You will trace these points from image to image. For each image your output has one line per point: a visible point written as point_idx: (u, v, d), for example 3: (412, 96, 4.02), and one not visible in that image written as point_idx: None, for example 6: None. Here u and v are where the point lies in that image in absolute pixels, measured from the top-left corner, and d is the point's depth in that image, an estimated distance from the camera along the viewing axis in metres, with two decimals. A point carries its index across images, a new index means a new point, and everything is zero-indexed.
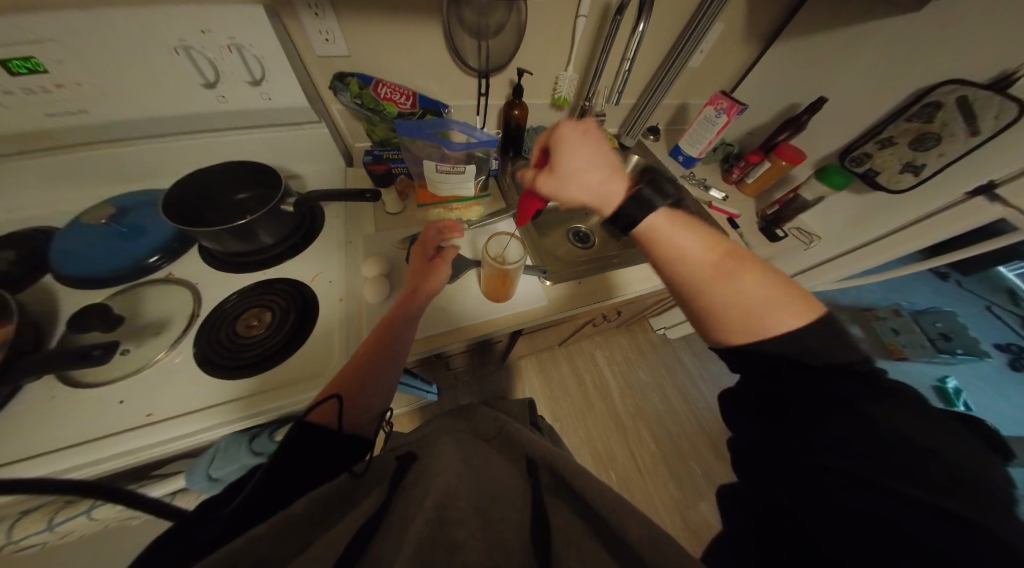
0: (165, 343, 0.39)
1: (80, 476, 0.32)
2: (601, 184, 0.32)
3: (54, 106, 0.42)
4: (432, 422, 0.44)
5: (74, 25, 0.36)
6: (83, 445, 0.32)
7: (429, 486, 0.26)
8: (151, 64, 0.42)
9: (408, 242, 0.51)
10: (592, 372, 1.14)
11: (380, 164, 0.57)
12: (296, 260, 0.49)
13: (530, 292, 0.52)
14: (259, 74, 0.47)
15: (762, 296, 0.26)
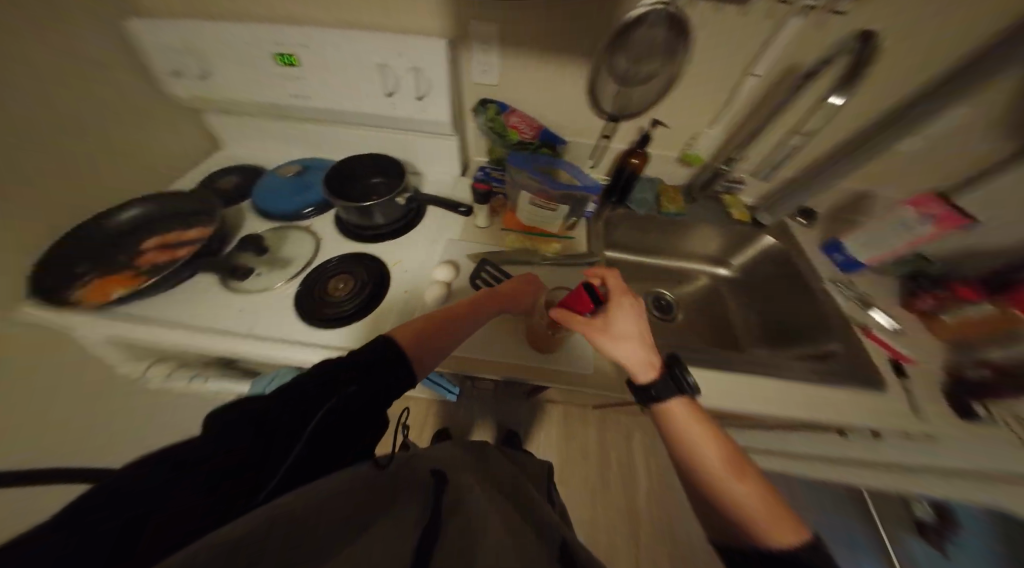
0: (283, 277, 0.50)
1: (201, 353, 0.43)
2: (634, 348, 0.34)
3: (293, 91, 0.58)
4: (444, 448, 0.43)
5: (323, 38, 0.51)
6: (212, 332, 0.43)
7: (463, 511, 0.26)
8: (357, 73, 0.55)
9: (480, 261, 0.53)
10: (623, 455, 0.98)
11: (482, 184, 0.59)
12: (391, 244, 0.56)
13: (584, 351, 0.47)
14: (422, 94, 0.56)
15: (734, 492, 0.25)
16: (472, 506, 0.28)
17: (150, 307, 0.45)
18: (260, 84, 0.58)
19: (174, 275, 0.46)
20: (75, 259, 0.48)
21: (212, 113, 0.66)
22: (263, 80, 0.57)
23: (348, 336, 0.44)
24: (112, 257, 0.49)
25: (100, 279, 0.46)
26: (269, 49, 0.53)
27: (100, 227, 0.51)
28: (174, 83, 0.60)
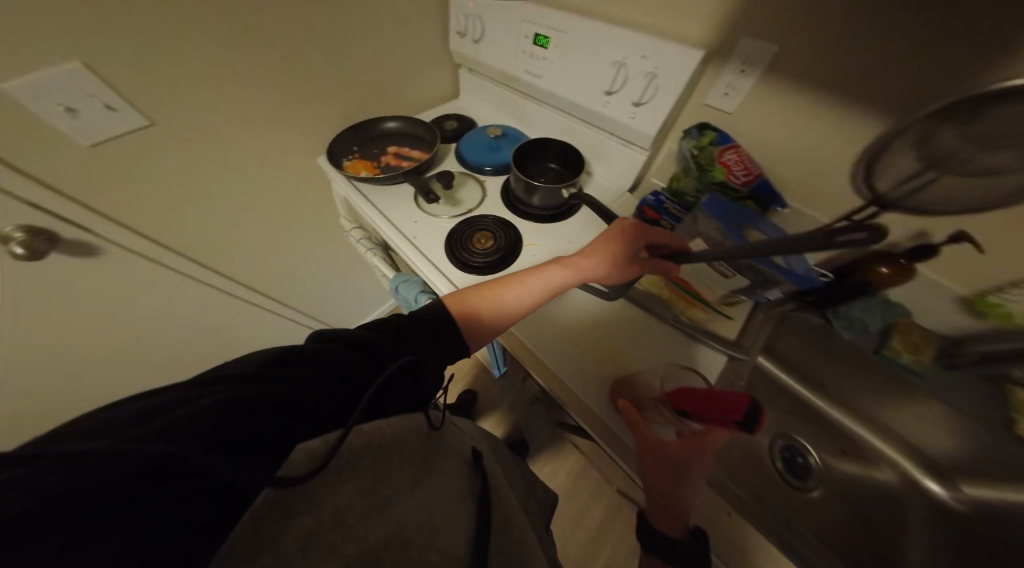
0: (449, 212, 0.60)
1: (383, 237, 0.59)
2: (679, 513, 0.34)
3: (530, 68, 0.64)
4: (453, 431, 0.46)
5: (581, 27, 0.53)
6: (394, 228, 0.58)
7: (449, 513, 0.30)
8: (591, 64, 0.55)
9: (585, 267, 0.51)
10: (617, 549, 0.90)
11: (652, 211, 0.56)
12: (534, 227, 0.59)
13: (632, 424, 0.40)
14: (642, 102, 0.52)
15: None
16: (455, 501, 0.32)
17: (371, 194, 0.63)
18: (509, 56, 0.66)
19: (391, 179, 0.63)
20: (353, 142, 0.70)
21: (467, 69, 0.81)
22: (514, 53, 0.65)
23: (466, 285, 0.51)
24: (370, 150, 0.71)
25: (357, 161, 0.67)
26: (534, 28, 0.60)
27: (374, 127, 0.73)
28: (456, 41, 0.75)
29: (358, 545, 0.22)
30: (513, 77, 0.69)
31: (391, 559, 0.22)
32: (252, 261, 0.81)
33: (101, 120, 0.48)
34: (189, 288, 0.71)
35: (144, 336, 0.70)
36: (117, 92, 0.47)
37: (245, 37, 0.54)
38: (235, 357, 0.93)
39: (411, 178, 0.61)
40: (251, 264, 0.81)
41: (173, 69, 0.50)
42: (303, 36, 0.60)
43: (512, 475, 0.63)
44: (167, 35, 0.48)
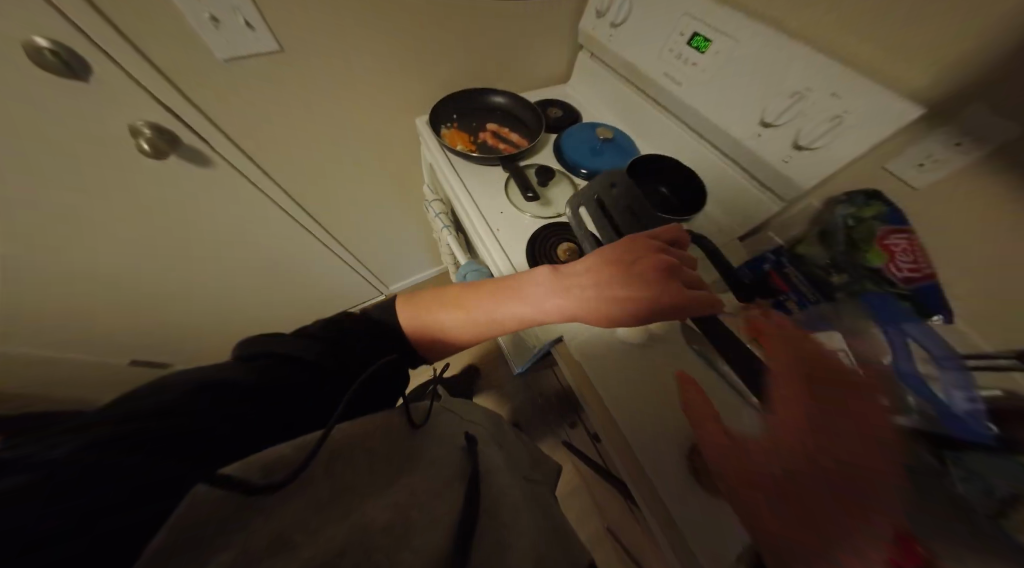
0: (536, 211, 0.56)
1: (465, 218, 0.57)
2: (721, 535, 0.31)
3: (670, 72, 0.55)
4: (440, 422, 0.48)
5: (763, 38, 0.44)
6: (478, 212, 0.55)
7: (424, 519, 0.29)
8: (756, 85, 0.45)
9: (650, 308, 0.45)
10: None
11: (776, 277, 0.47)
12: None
13: (643, 428, 0.40)
14: (810, 146, 0.42)
15: None
16: (431, 506, 0.31)
17: (461, 169, 0.60)
18: (649, 51, 0.57)
19: (484, 159, 0.60)
20: (455, 109, 0.68)
21: (588, 52, 0.72)
22: (657, 49, 0.56)
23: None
24: (467, 122, 0.68)
25: (454, 131, 0.65)
26: (697, 27, 0.50)
27: (477, 98, 0.70)
28: (590, 19, 0.66)
29: (313, 552, 0.19)
30: (643, 76, 0.59)
31: (355, 561, 0.20)
32: (323, 199, 0.82)
33: (235, 36, 0.48)
34: (264, 206, 0.74)
35: (216, 239, 0.75)
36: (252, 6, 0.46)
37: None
38: (290, 279, 1.00)
39: (506, 164, 0.58)
40: (321, 199, 0.83)
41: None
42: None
43: (511, 456, 0.61)
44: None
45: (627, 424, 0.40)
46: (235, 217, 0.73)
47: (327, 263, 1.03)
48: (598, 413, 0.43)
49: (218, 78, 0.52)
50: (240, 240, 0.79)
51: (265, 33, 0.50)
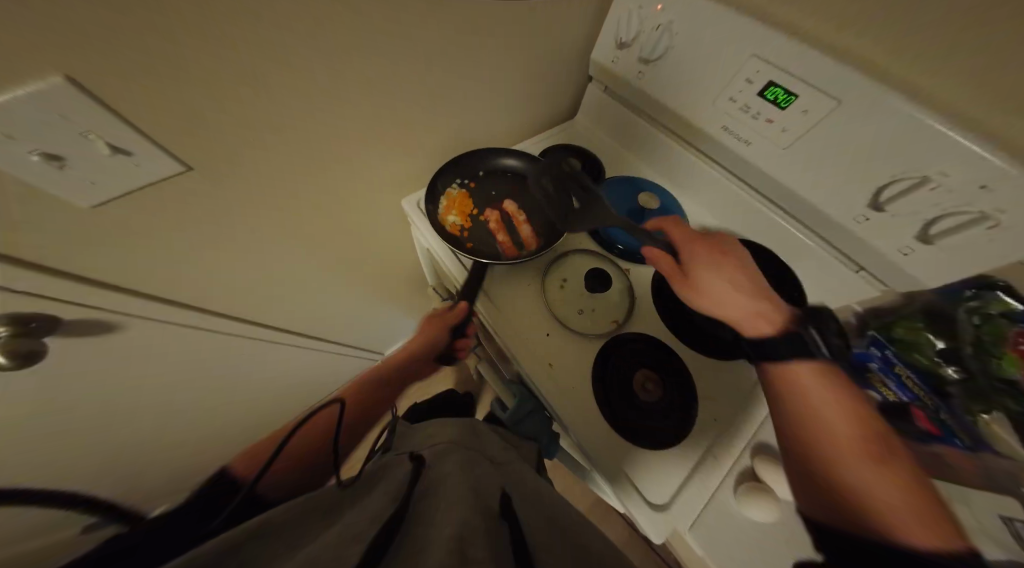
0: (592, 326, 0.44)
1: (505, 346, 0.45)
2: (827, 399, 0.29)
3: (735, 127, 0.45)
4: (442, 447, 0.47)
5: (880, 102, 0.32)
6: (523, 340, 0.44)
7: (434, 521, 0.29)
8: (865, 158, 0.36)
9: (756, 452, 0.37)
10: None
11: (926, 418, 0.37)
12: (714, 367, 0.42)
13: (636, 470, 0.37)
14: (938, 241, 0.34)
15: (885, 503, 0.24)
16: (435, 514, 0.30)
17: (485, 284, 0.49)
18: (705, 98, 0.45)
19: (512, 263, 0.49)
20: (451, 191, 0.56)
21: (601, 86, 0.59)
22: (715, 97, 0.45)
23: (624, 459, 0.37)
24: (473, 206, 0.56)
25: (461, 196, 0.56)
26: (771, 75, 0.38)
27: (475, 169, 0.58)
28: (605, 48, 0.53)
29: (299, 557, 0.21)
30: (695, 128, 0.49)
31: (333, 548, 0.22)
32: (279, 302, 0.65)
33: (109, 177, 0.30)
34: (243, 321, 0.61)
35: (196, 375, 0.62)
36: (138, 130, 0.29)
37: (316, 22, 0.33)
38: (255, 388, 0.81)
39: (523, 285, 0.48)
40: (308, 292, 0.69)
41: (211, 81, 0.31)
42: (399, 23, 0.38)
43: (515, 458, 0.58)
44: (202, 30, 0.27)
45: (611, 459, 0.37)
46: (216, 352, 0.59)
47: (327, 347, 0.90)
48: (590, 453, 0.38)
49: (129, 228, 0.36)
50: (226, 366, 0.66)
51: (158, 156, 0.32)
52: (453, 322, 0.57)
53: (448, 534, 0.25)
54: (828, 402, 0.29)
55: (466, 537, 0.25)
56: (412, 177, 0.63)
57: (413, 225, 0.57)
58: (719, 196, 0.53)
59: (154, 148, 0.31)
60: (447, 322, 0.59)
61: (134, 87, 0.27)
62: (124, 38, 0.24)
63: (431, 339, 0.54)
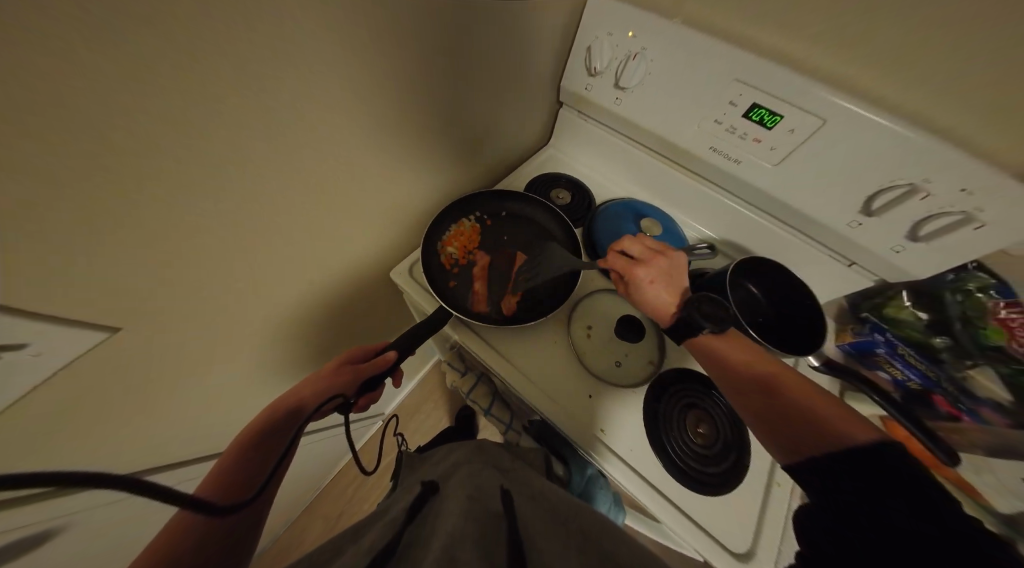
0: (635, 380, 0.42)
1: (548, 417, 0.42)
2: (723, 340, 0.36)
3: (724, 147, 0.45)
4: (446, 480, 0.54)
5: (866, 121, 0.34)
6: (567, 409, 0.41)
7: (433, 541, 0.36)
8: (853, 170, 0.37)
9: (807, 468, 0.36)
10: None
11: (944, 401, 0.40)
12: None
13: (671, 491, 0.37)
14: (928, 240, 0.37)
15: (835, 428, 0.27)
16: (435, 534, 0.38)
17: (507, 350, 0.45)
18: (692, 123, 0.46)
19: (534, 323, 0.46)
20: (456, 232, 0.52)
21: (575, 111, 0.58)
22: (700, 120, 0.45)
23: (667, 486, 0.37)
24: (474, 250, 0.52)
25: (469, 231, 0.52)
26: (755, 97, 0.39)
27: (470, 215, 0.54)
28: (579, 77, 0.52)
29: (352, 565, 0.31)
30: (682, 149, 0.49)
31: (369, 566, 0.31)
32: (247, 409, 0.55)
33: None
34: (202, 437, 0.51)
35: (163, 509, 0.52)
36: (28, 317, 0.22)
37: (262, 119, 0.26)
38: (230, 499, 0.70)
39: (543, 341, 0.46)
40: (288, 382, 0.61)
41: (135, 220, 0.24)
42: (355, 90, 0.32)
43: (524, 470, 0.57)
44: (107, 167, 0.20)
45: (683, 520, 0.36)
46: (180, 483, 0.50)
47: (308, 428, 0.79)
48: (661, 515, 0.37)
49: (41, 400, 0.28)
50: None
51: (66, 332, 0.25)
52: (481, 399, 0.53)
53: (441, 540, 0.35)
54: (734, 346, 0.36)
55: (454, 540, 0.35)
56: (392, 236, 0.57)
57: (411, 294, 0.51)
58: (712, 211, 0.53)
59: (70, 330, 0.25)
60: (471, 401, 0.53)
61: (18, 260, 0.19)
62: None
63: (363, 370, 0.38)
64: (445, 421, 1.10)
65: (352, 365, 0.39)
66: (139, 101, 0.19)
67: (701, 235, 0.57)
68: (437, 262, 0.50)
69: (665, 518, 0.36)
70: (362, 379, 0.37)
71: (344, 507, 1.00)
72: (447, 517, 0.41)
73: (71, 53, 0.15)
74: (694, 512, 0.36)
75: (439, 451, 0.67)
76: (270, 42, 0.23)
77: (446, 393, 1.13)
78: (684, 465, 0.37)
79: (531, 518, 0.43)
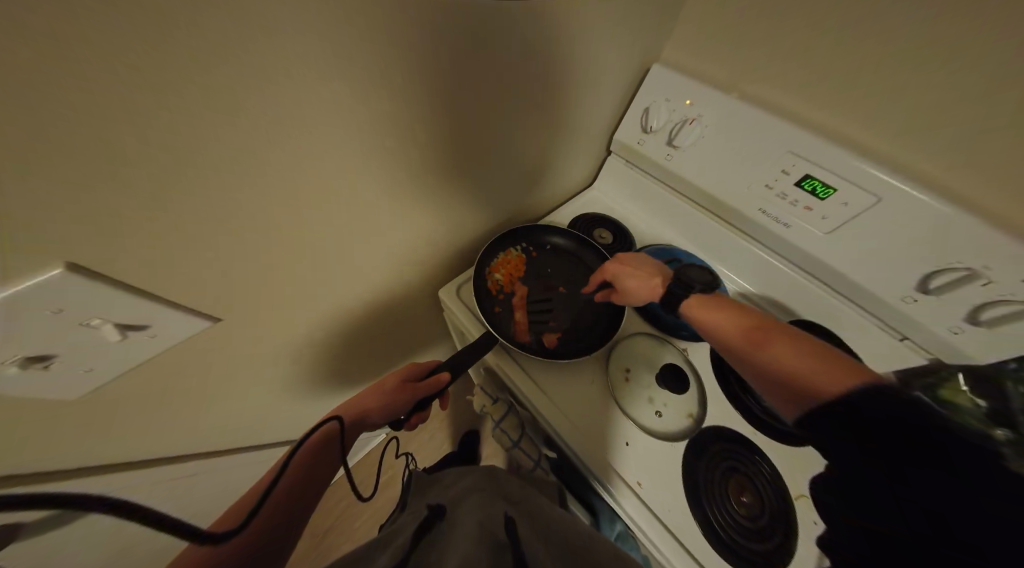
0: (674, 432, 0.41)
1: (580, 458, 0.40)
2: (719, 310, 0.39)
3: (773, 210, 0.47)
4: (454, 508, 0.51)
5: (920, 203, 0.35)
6: (601, 452, 0.40)
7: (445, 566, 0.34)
8: (906, 248, 0.38)
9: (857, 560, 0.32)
10: None
11: None
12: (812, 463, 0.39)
13: (707, 560, 0.35)
14: (990, 325, 0.36)
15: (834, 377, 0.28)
16: (447, 559, 0.37)
17: (544, 383, 0.45)
18: (740, 185, 0.48)
19: (572, 358, 0.46)
20: (502, 259, 0.54)
21: (623, 159, 0.62)
22: (748, 183, 0.48)
23: (706, 557, 0.35)
24: (517, 278, 0.54)
25: (514, 260, 0.55)
26: (807, 169, 0.42)
27: (515, 246, 0.56)
28: (632, 131, 0.57)
29: None
30: (728, 207, 0.51)
31: None
32: (273, 407, 0.56)
33: (110, 356, 0.26)
34: (232, 429, 0.52)
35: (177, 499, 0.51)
36: (144, 294, 0.24)
37: (360, 132, 0.29)
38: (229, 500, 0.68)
39: (579, 377, 0.45)
40: (315, 386, 0.61)
41: (238, 204, 0.26)
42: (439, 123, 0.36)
43: (534, 502, 0.53)
44: (230, 154, 0.22)
45: None
46: (198, 474, 0.50)
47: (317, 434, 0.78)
48: None
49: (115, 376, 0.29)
50: (210, 483, 0.56)
51: (175, 318, 0.28)
52: (507, 429, 0.52)
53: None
54: (731, 314, 0.38)
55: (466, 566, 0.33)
56: (441, 255, 0.60)
57: (451, 313, 0.53)
58: (755, 268, 0.54)
59: (178, 314, 0.28)
60: (499, 430, 0.53)
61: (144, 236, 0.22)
62: (119, 171, 0.18)
63: (407, 392, 0.38)
64: (450, 446, 1.06)
65: (404, 383, 0.40)
66: (270, 100, 0.22)
67: (740, 289, 0.57)
68: (483, 286, 0.52)
69: None
70: (413, 399, 0.38)
71: (334, 525, 0.95)
72: (458, 545, 0.39)
73: (228, 45, 0.17)
74: None
75: (450, 474, 0.64)
76: (382, 67, 0.26)
77: (454, 416, 1.10)
78: (726, 537, 0.35)
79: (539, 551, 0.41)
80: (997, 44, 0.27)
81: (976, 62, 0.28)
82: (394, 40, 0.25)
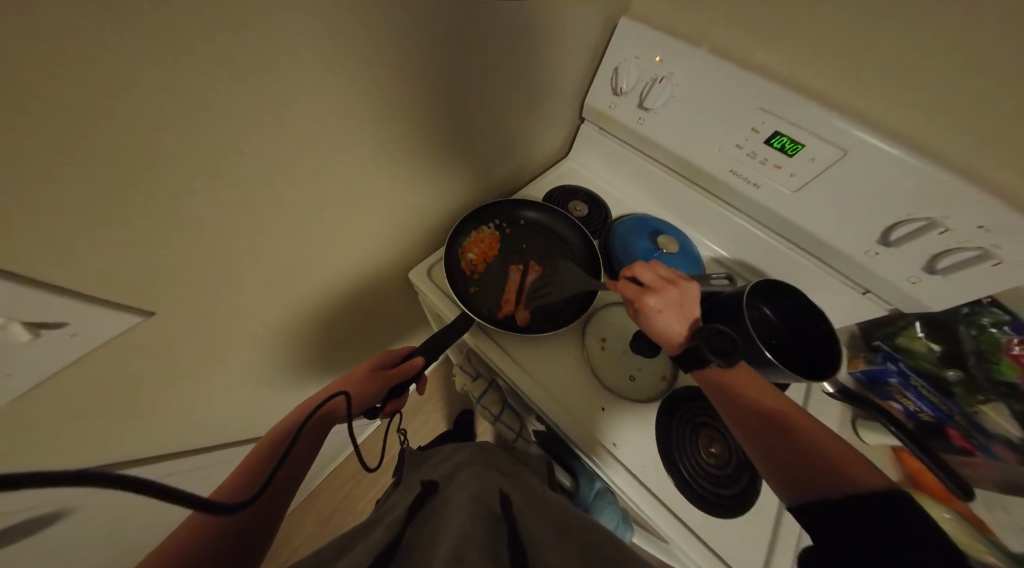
0: (646, 393, 0.43)
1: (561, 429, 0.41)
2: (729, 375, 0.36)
3: (742, 170, 0.46)
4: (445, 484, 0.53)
5: (884, 155, 0.35)
6: (581, 423, 0.41)
7: (436, 547, 0.34)
8: (870, 203, 0.38)
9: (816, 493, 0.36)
10: None
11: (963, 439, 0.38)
12: None
13: (684, 509, 0.37)
14: (944, 273, 0.37)
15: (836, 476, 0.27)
16: (443, 531, 0.38)
17: (521, 359, 0.45)
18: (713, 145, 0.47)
19: (548, 332, 0.46)
20: (475, 238, 0.53)
21: (596, 126, 0.60)
22: (720, 143, 0.46)
23: (681, 507, 0.37)
24: (492, 256, 0.53)
25: (486, 238, 0.53)
26: (777, 125, 0.40)
27: (488, 223, 0.55)
28: (603, 96, 0.54)
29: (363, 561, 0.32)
30: (702, 170, 0.51)
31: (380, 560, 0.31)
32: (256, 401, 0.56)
33: (26, 360, 0.23)
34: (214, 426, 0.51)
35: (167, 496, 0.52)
36: (62, 295, 0.22)
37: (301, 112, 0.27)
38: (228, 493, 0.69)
39: (556, 350, 0.46)
40: (297, 377, 0.61)
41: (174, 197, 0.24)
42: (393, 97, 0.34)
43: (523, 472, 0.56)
44: (169, 143, 0.21)
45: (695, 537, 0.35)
46: (185, 470, 0.50)
47: None
48: (677, 539, 0.36)
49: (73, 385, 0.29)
50: (201, 478, 0.56)
51: (109, 314, 0.27)
52: (490, 404, 0.53)
53: (448, 541, 0.34)
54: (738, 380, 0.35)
55: (459, 540, 0.34)
56: (413, 236, 0.58)
57: (426, 296, 0.52)
58: (727, 230, 0.54)
59: (112, 314, 0.27)
60: (483, 405, 0.54)
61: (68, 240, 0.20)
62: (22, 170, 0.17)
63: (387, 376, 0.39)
64: (444, 424, 1.09)
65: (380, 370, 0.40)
66: (205, 83, 0.20)
67: (714, 254, 0.58)
68: (456, 266, 0.51)
69: (678, 541, 0.36)
70: (386, 386, 0.38)
71: (338, 506, 0.99)
72: (450, 521, 0.40)
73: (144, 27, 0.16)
74: (710, 534, 0.36)
75: (442, 450, 0.67)
76: (326, 41, 0.24)
77: (448, 396, 1.13)
78: (698, 488, 0.37)
79: (530, 518, 0.43)
80: (988, 32, 0.26)
81: (978, 62, 0.28)
82: (339, 10, 0.23)
